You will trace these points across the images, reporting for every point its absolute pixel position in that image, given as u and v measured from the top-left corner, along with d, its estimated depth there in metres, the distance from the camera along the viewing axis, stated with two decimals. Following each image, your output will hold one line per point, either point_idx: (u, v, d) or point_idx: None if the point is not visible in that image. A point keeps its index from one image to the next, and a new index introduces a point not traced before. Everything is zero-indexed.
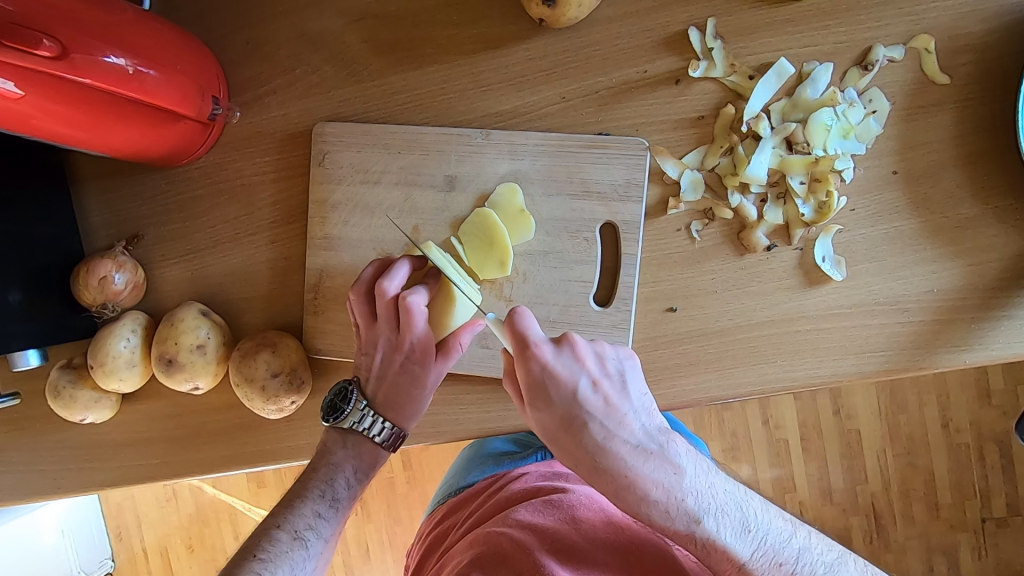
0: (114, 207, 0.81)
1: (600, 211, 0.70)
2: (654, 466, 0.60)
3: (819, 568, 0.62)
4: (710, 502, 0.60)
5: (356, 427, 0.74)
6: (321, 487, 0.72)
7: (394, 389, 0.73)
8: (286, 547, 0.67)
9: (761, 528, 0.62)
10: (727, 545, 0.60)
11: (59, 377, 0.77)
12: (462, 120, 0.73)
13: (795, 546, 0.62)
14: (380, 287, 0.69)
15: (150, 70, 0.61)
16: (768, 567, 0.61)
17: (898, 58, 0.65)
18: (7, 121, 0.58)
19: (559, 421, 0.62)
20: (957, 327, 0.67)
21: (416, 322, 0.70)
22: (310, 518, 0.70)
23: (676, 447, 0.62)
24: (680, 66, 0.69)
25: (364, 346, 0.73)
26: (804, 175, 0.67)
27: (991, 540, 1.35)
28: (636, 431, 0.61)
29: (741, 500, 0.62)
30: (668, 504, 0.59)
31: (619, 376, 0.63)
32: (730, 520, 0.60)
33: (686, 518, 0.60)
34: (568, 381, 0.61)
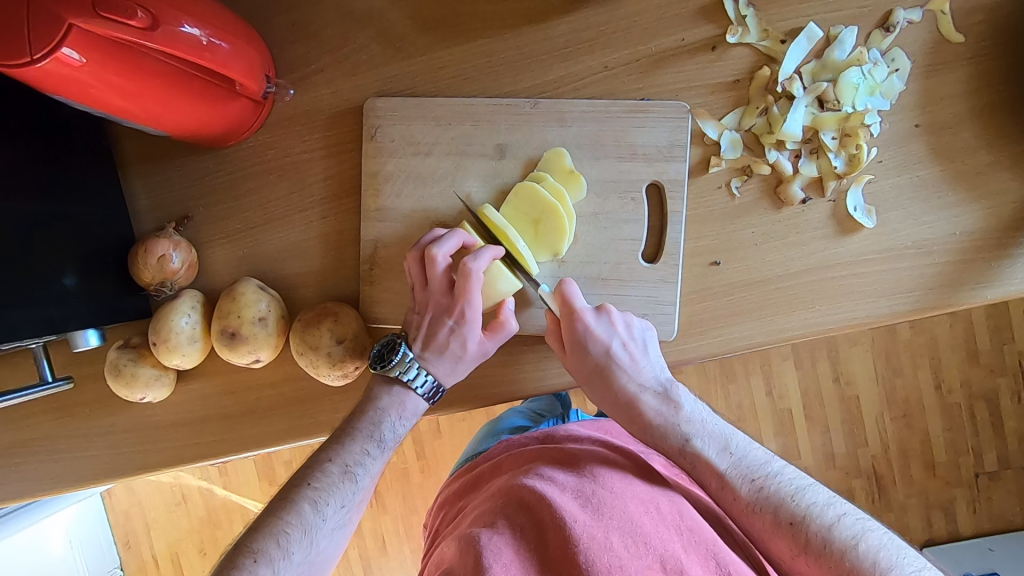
0: (163, 189, 0.82)
1: (647, 171, 0.74)
2: (659, 402, 0.72)
3: (789, 487, 0.64)
4: (701, 430, 0.71)
5: (401, 377, 0.75)
6: (369, 427, 0.73)
7: (440, 347, 0.75)
8: (337, 479, 0.70)
9: (742, 453, 0.68)
10: (710, 461, 0.68)
11: (119, 356, 0.78)
12: (509, 91, 0.77)
13: (771, 469, 0.66)
14: (432, 253, 0.72)
15: (220, 43, 0.63)
16: (742, 481, 0.66)
17: (916, 20, 0.71)
18: (67, 88, 0.59)
19: (587, 368, 0.73)
20: (977, 267, 0.72)
21: (472, 289, 0.72)
22: (359, 454, 0.72)
23: (683, 393, 0.73)
24: (717, 34, 0.73)
25: (417, 305, 0.76)
26: (835, 131, 0.72)
27: (985, 493, 1.43)
28: (650, 379, 0.73)
29: (729, 432, 0.70)
30: (666, 429, 0.71)
31: (641, 339, 0.72)
32: (715, 443, 0.69)
33: (678, 437, 0.70)
34: (602, 341, 0.71)
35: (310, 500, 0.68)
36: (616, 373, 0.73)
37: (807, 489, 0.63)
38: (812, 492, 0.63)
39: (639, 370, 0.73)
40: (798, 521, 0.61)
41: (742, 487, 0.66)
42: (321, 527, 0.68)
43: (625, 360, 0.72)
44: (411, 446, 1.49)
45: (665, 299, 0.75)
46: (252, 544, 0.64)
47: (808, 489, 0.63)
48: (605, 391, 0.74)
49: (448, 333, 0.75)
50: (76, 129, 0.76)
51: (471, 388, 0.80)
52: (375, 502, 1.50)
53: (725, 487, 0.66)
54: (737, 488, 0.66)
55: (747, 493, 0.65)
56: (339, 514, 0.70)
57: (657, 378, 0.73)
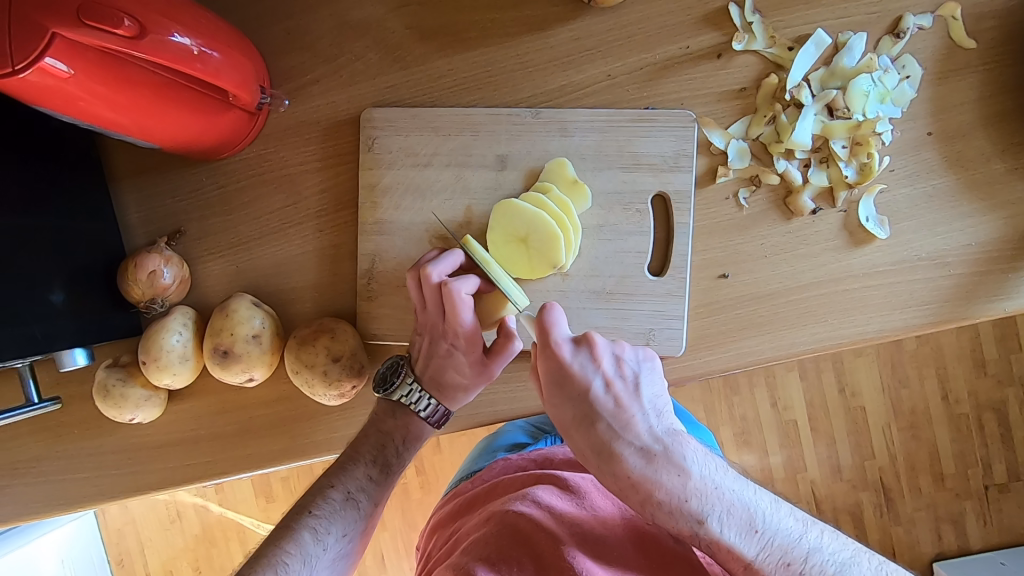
0: (154, 203, 0.80)
1: (653, 181, 0.72)
2: (657, 465, 0.60)
3: (829, 569, 0.57)
4: (715, 504, 0.58)
5: (404, 401, 0.74)
6: (373, 452, 0.72)
7: (440, 369, 0.72)
8: (338, 507, 0.69)
9: (771, 528, 0.58)
10: (732, 545, 0.57)
11: (108, 376, 0.76)
12: (510, 100, 0.75)
13: (807, 545, 0.58)
14: (425, 271, 0.68)
15: (213, 52, 0.61)
16: (774, 569, 0.56)
17: (927, 25, 0.69)
18: (54, 101, 0.57)
19: (571, 419, 0.63)
20: (994, 278, 0.70)
21: (462, 312, 0.67)
22: (361, 481, 0.71)
23: (685, 449, 0.61)
24: (722, 41, 0.71)
25: (419, 325, 0.73)
26: (846, 139, 0.70)
27: (995, 506, 1.40)
28: (642, 432, 0.61)
29: (751, 500, 0.59)
30: (673, 506, 0.58)
31: (632, 377, 0.63)
32: (737, 520, 0.58)
33: (688, 517, 0.58)
34: (585, 384, 0.62)
35: (310, 529, 0.67)
36: (606, 427, 0.62)
37: (852, 567, 0.57)
38: (856, 568, 0.57)
39: (626, 420, 0.62)
40: None
41: None
42: (320, 557, 0.66)
43: (609, 406, 0.62)
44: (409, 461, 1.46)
45: (672, 312, 0.72)
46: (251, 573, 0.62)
47: (851, 568, 0.57)
48: (587, 446, 0.63)
49: (447, 355, 0.72)
50: (65, 142, 0.74)
51: (472, 406, 0.77)
52: None
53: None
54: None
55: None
56: (339, 544, 0.68)
57: (648, 431, 0.61)
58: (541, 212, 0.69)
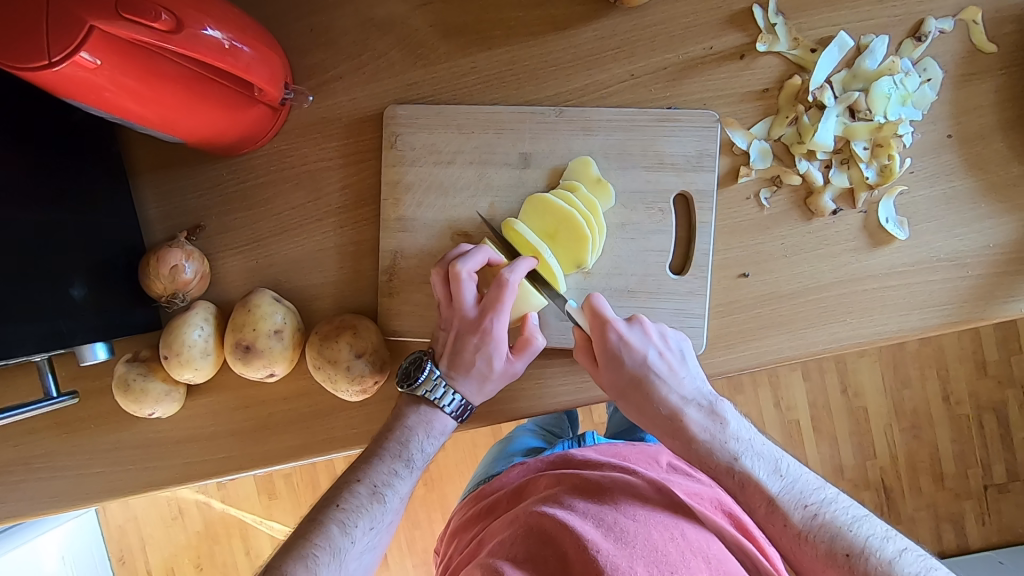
0: (174, 198, 0.80)
1: (675, 181, 0.73)
2: (703, 416, 0.68)
3: (845, 516, 0.61)
4: (748, 447, 0.67)
5: (428, 397, 0.73)
6: (396, 447, 0.71)
7: (465, 364, 0.72)
8: (365, 501, 0.68)
9: (793, 475, 0.65)
10: (761, 481, 0.64)
11: (128, 370, 0.76)
12: (533, 99, 0.75)
13: (823, 496, 0.63)
14: (454, 267, 0.69)
15: (243, 47, 0.61)
16: (795, 508, 0.62)
17: (948, 29, 0.70)
18: (82, 93, 0.57)
19: (624, 382, 0.69)
20: (1010, 279, 0.71)
21: (494, 306, 0.70)
22: (387, 475, 0.70)
23: (729, 409, 0.69)
24: (745, 42, 0.72)
25: (444, 321, 0.73)
26: (867, 141, 0.71)
27: (995, 506, 1.41)
28: (691, 390, 0.69)
29: (777, 453, 0.67)
30: (713, 446, 0.67)
31: (680, 349, 0.70)
32: (764, 463, 0.65)
33: (726, 454, 0.66)
34: (639, 350, 0.69)
35: (338, 522, 0.66)
36: (656, 385, 0.69)
37: (863, 520, 0.61)
38: (869, 523, 0.61)
39: (678, 381, 0.69)
40: (856, 553, 0.59)
41: (795, 512, 0.62)
42: (350, 550, 0.65)
43: (663, 368, 0.69)
44: None
45: (693, 311, 0.73)
46: (280, 565, 0.62)
47: (863, 520, 0.61)
48: (641, 402, 0.70)
49: (473, 350, 0.72)
50: (86, 136, 0.74)
51: (492, 404, 0.77)
52: None
53: (777, 513, 0.63)
54: (791, 514, 0.62)
55: (801, 521, 0.62)
56: (368, 538, 0.67)
57: (696, 390, 0.69)
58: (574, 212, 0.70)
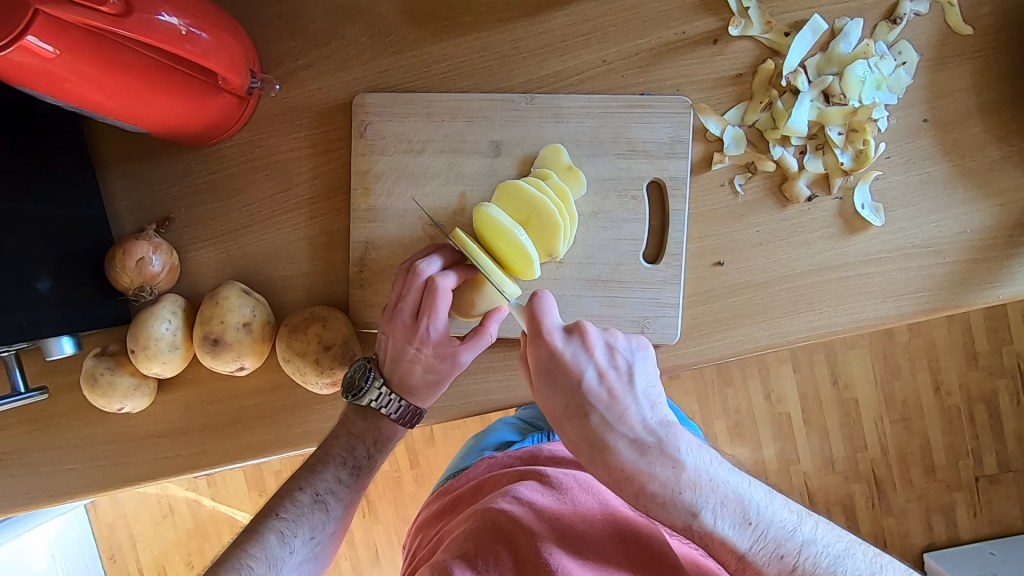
0: (142, 190, 0.79)
1: (648, 168, 0.72)
2: (652, 458, 0.59)
3: (823, 561, 0.58)
4: (710, 495, 0.58)
5: (374, 405, 0.72)
6: (341, 454, 0.72)
7: (407, 370, 0.71)
8: (307, 510, 0.70)
9: (764, 521, 0.58)
10: (726, 537, 0.57)
11: (96, 364, 0.75)
12: (504, 86, 0.74)
13: (801, 537, 0.59)
14: (414, 269, 0.68)
15: (201, 33, 0.59)
16: (768, 561, 0.58)
17: (924, 11, 0.69)
18: (38, 83, 0.56)
19: (561, 408, 0.62)
20: (987, 265, 0.70)
21: (440, 311, 0.68)
22: (331, 483, 0.72)
23: (681, 442, 0.60)
24: (718, 27, 0.71)
25: (387, 325, 0.71)
26: (842, 126, 0.70)
27: (985, 497, 1.41)
28: (637, 424, 0.60)
29: (745, 490, 0.59)
30: (667, 498, 0.58)
31: (626, 367, 0.62)
32: (730, 511, 0.58)
33: (683, 510, 0.58)
34: (574, 372, 0.61)
35: (277, 531, 0.68)
36: (597, 419, 0.60)
37: (845, 559, 0.58)
38: (849, 561, 0.59)
39: (620, 413, 0.60)
40: None
41: (769, 566, 0.58)
42: (287, 560, 0.67)
43: (602, 397, 0.61)
44: (403, 455, 1.45)
45: (668, 300, 0.72)
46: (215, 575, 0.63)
47: (843, 560, 0.58)
48: (577, 438, 0.62)
49: (415, 356, 0.70)
50: (50, 127, 0.73)
51: (466, 395, 0.76)
52: (366, 512, 1.46)
53: (748, 569, 0.58)
54: (764, 568, 0.58)
55: (775, 574, 0.58)
56: (308, 547, 0.69)
57: (642, 422, 0.60)
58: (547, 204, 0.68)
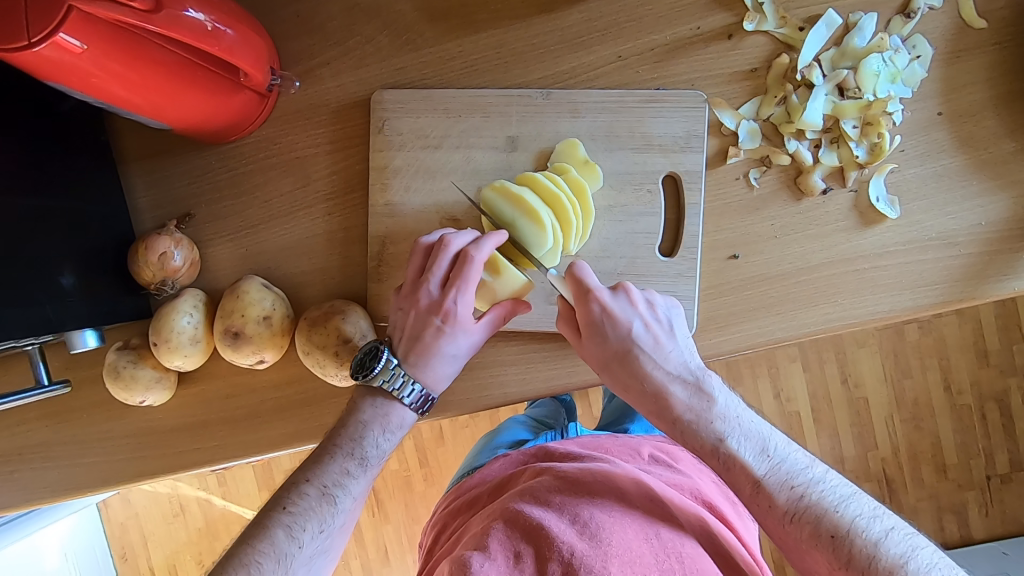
0: (163, 187, 0.80)
1: (663, 162, 0.72)
2: (689, 393, 0.64)
3: (830, 496, 0.58)
4: (736, 427, 0.63)
5: (385, 388, 0.71)
6: (349, 445, 0.71)
7: (423, 346, 0.70)
8: (315, 502, 0.68)
9: (782, 455, 0.61)
10: (746, 462, 0.61)
11: (118, 358, 0.76)
12: (520, 82, 0.75)
13: (811, 475, 0.60)
14: (441, 243, 0.69)
15: (227, 29, 0.60)
16: (779, 488, 0.59)
17: (937, 5, 0.69)
18: (66, 77, 0.57)
19: (607, 355, 0.67)
20: (1003, 258, 0.70)
21: (467, 283, 0.68)
22: (339, 475, 0.70)
23: (716, 384, 0.65)
24: (733, 22, 0.72)
25: (404, 300, 0.71)
26: (857, 119, 0.71)
27: (997, 496, 1.40)
28: (677, 364, 0.65)
29: (766, 430, 0.63)
30: (696, 423, 0.63)
31: (666, 319, 0.67)
32: (751, 442, 0.62)
33: (710, 433, 0.63)
34: (622, 321, 0.65)
35: (284, 526, 0.66)
36: (640, 356, 0.65)
37: (850, 500, 0.58)
38: (857, 503, 0.58)
39: (664, 354, 0.65)
40: (841, 535, 0.56)
41: (779, 494, 0.59)
42: (297, 555, 0.66)
43: (648, 340, 0.66)
44: (413, 454, 1.46)
45: (684, 294, 0.73)
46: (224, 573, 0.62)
47: (851, 499, 0.58)
48: (624, 377, 0.66)
49: (435, 332, 0.70)
50: (74, 125, 0.74)
51: (482, 388, 0.77)
52: (376, 511, 1.47)
53: (762, 494, 0.60)
54: (775, 494, 0.59)
55: (785, 502, 0.59)
56: (317, 541, 0.68)
57: (684, 364, 0.65)
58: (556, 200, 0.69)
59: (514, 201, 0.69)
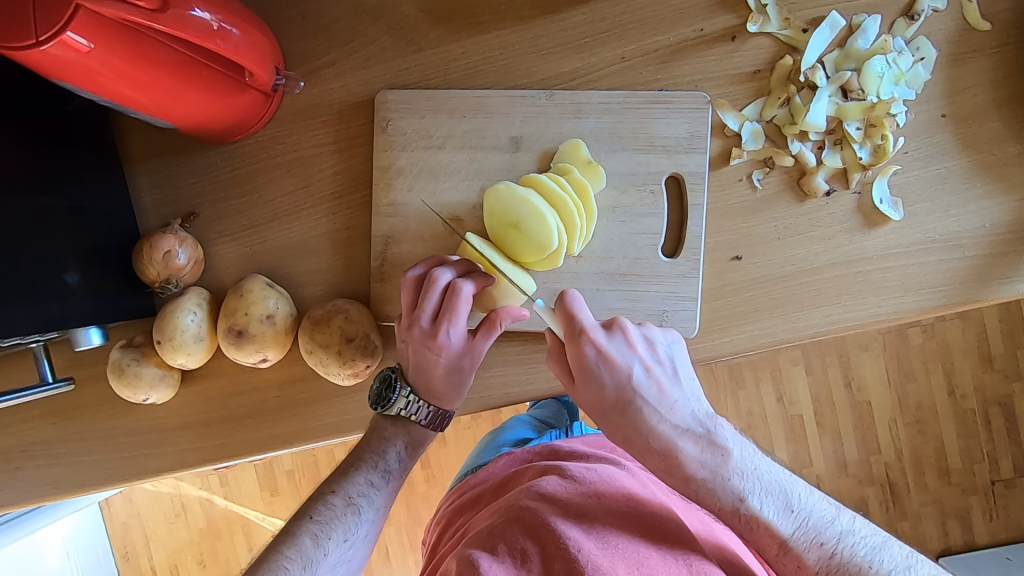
0: (168, 186, 0.80)
1: (667, 163, 0.72)
2: (701, 448, 0.64)
3: (860, 550, 0.62)
4: (756, 484, 0.63)
5: (403, 413, 0.74)
6: (373, 458, 0.74)
7: (428, 375, 0.72)
8: (339, 512, 0.71)
9: (806, 509, 0.63)
10: (772, 523, 0.62)
11: (122, 355, 0.76)
12: (524, 83, 0.75)
13: (838, 528, 0.63)
14: (429, 278, 0.69)
15: (232, 29, 0.61)
16: (810, 547, 0.62)
17: (941, 8, 0.69)
18: (73, 75, 0.57)
19: (608, 403, 0.66)
20: (1007, 260, 0.70)
21: (459, 315, 0.69)
22: (363, 486, 0.73)
23: (727, 432, 0.65)
24: (736, 24, 0.72)
25: (404, 333, 0.72)
26: (860, 121, 0.71)
27: (1001, 502, 1.39)
28: (684, 415, 0.65)
29: (786, 482, 0.64)
30: (715, 484, 0.63)
31: (668, 361, 0.66)
32: (774, 500, 0.63)
33: (731, 495, 0.63)
34: (622, 367, 0.64)
35: (311, 534, 0.68)
36: (644, 408, 0.65)
37: (880, 552, 0.62)
38: (887, 553, 0.62)
39: (669, 404, 0.65)
40: None
41: (808, 552, 0.62)
42: (322, 561, 0.68)
43: (651, 390, 0.65)
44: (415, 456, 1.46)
45: (686, 294, 0.73)
46: None
47: (880, 551, 0.62)
48: (628, 429, 0.65)
49: (436, 362, 0.71)
50: (80, 124, 0.74)
51: (485, 388, 0.77)
52: None
53: (789, 555, 0.62)
54: (804, 554, 0.62)
55: (815, 560, 0.61)
56: (341, 550, 0.70)
57: (690, 414, 0.65)
58: (562, 207, 0.68)
59: (518, 204, 0.69)
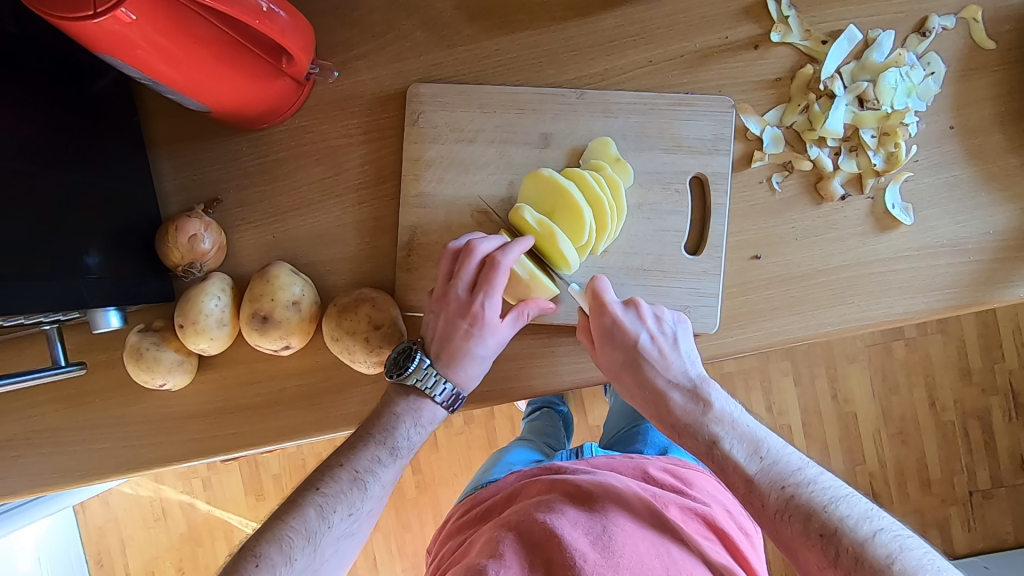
0: (192, 171, 0.80)
1: (691, 163, 0.75)
2: (686, 398, 0.69)
3: (822, 497, 0.59)
4: (731, 430, 0.66)
5: (419, 386, 0.73)
6: (382, 434, 0.72)
7: (452, 346, 0.73)
8: (345, 487, 0.69)
9: (775, 457, 0.64)
10: (740, 463, 0.64)
11: (142, 339, 0.75)
12: (555, 81, 0.77)
13: (804, 477, 0.61)
14: (469, 246, 0.71)
15: (278, 11, 0.61)
16: (771, 488, 0.61)
17: (951, 26, 0.74)
18: (114, 47, 0.57)
19: (615, 364, 0.72)
20: (1009, 265, 0.74)
21: (496, 285, 0.70)
22: (371, 461, 0.71)
23: (715, 391, 0.69)
24: (760, 33, 0.75)
25: (435, 303, 0.73)
26: (875, 129, 0.74)
27: (979, 512, 1.44)
28: (679, 372, 0.71)
29: (762, 435, 0.65)
30: (693, 426, 0.68)
31: (672, 333, 0.71)
32: (745, 444, 0.65)
33: (705, 437, 0.67)
34: (629, 332, 0.70)
35: (316, 505, 0.67)
36: (643, 365, 0.71)
37: (843, 500, 0.59)
38: (848, 503, 0.58)
39: (667, 365, 0.71)
40: (830, 534, 0.57)
41: (771, 494, 0.61)
42: (326, 534, 0.67)
43: (652, 351, 0.71)
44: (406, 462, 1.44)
45: (707, 290, 0.75)
46: (256, 547, 0.64)
47: (843, 500, 0.59)
48: (629, 383, 0.72)
49: (465, 335, 0.72)
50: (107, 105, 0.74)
51: (507, 380, 0.78)
52: None
53: (754, 493, 0.62)
54: (766, 494, 0.61)
55: (775, 501, 0.61)
56: (345, 523, 0.68)
57: (685, 373, 0.70)
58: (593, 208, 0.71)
59: (557, 192, 0.71)
